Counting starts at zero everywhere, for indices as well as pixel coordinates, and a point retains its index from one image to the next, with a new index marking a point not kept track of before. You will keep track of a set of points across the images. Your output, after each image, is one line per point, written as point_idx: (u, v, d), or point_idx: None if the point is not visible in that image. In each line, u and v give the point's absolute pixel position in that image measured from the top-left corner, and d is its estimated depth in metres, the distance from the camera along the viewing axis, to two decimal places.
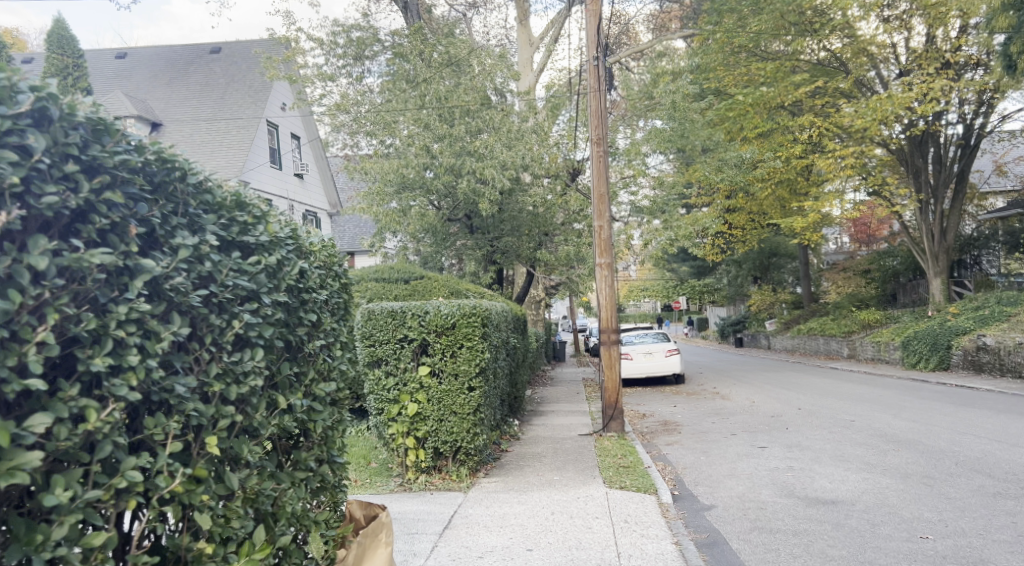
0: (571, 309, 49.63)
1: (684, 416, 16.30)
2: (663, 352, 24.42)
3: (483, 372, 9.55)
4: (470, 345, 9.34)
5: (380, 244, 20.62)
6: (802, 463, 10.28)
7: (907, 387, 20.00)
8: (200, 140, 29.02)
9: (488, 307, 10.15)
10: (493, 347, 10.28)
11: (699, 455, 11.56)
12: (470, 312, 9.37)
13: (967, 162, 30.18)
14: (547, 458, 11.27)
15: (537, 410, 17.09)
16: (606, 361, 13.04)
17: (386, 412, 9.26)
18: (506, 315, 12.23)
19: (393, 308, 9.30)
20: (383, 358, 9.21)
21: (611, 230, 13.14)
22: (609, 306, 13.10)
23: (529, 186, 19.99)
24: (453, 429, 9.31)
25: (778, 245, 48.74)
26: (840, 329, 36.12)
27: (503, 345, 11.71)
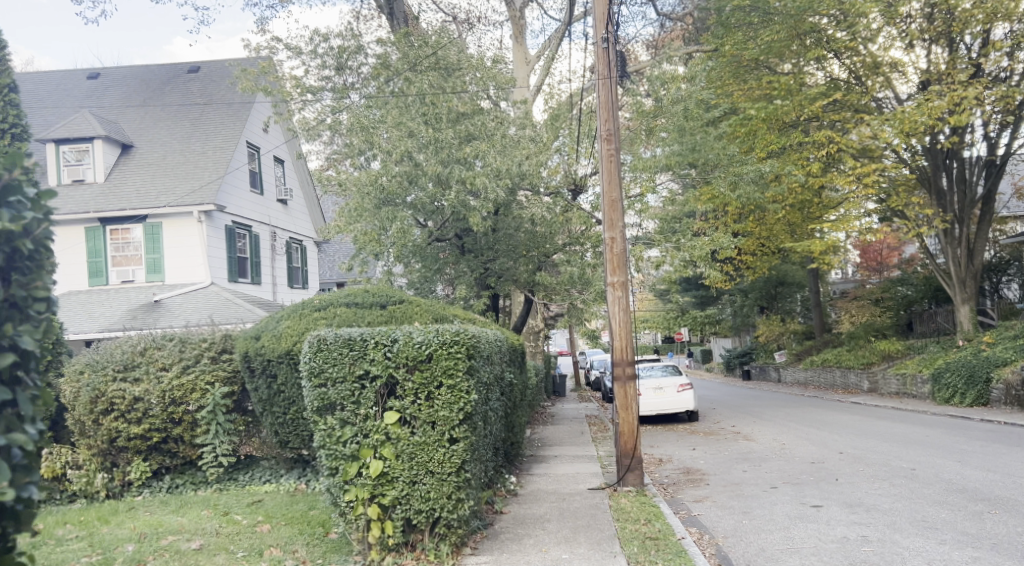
0: (571, 341, 47.33)
1: (709, 463, 14.02)
2: (674, 387, 22.21)
3: (469, 418, 7.41)
4: (451, 383, 7.21)
5: (360, 268, 18.51)
6: (877, 530, 8.04)
7: (951, 425, 17.81)
8: (174, 162, 27.23)
9: (477, 335, 8.05)
10: (482, 385, 8.15)
11: (740, 517, 9.31)
12: (452, 339, 7.26)
13: (991, 182, 28.59)
14: (550, 524, 9.03)
15: (537, 456, 14.87)
16: (620, 401, 10.86)
17: (341, 474, 7.07)
18: (499, 344, 10.10)
19: (351, 335, 7.17)
20: (338, 402, 7.09)
21: (625, 243, 11.11)
22: (623, 333, 10.95)
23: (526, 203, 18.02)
24: (430, 493, 7.11)
25: (785, 274, 46.81)
26: (857, 361, 33.90)
27: (496, 381, 9.55)
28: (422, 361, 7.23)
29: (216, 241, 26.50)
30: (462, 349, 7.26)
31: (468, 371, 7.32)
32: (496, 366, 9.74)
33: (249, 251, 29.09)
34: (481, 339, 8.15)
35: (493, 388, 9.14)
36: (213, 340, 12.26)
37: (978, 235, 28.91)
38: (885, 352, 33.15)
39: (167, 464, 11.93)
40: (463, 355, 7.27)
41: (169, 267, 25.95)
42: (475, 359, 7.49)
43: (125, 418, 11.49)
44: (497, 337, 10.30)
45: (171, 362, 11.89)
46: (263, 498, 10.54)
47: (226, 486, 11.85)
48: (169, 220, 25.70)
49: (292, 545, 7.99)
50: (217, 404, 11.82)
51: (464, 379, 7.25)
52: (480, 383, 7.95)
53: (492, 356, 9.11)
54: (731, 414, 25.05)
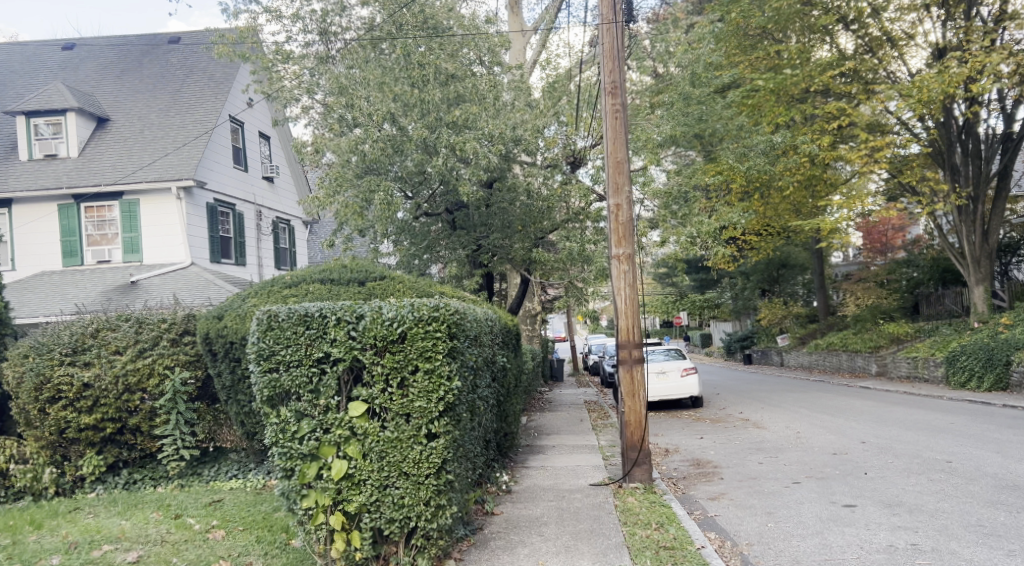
0: (569, 325, 46.23)
1: (719, 455, 12.88)
2: (678, 371, 21.08)
3: (451, 409, 6.20)
4: (429, 367, 5.98)
5: (344, 245, 17.31)
6: (928, 537, 6.89)
7: (975, 411, 16.70)
8: (151, 136, 25.82)
9: (463, 311, 6.83)
10: (468, 371, 6.95)
11: (763, 519, 8.18)
12: (429, 315, 6.01)
13: (1007, 158, 27.36)
14: (547, 529, 7.86)
15: (533, 447, 13.76)
16: (626, 387, 9.68)
17: (297, 476, 5.91)
18: (489, 323, 8.90)
19: (307, 311, 5.97)
20: (292, 390, 5.91)
21: (631, 210, 9.90)
22: (629, 312, 9.76)
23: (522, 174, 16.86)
24: (403, 500, 5.93)
25: (788, 255, 45.69)
26: (865, 345, 32.91)
27: (486, 365, 8.37)
28: (394, 342, 6.01)
29: (197, 220, 25.18)
30: (441, 327, 6.02)
31: (449, 353, 6.10)
32: (487, 347, 8.57)
33: (233, 230, 27.79)
34: (466, 315, 6.92)
35: (481, 372, 7.95)
36: (174, 321, 11.08)
37: (993, 213, 27.58)
38: (893, 335, 32.10)
39: (123, 457, 10.73)
40: (443, 333, 6.04)
41: (147, 247, 24.63)
42: (458, 338, 6.27)
43: (74, 408, 10.26)
44: (487, 316, 9.11)
45: (126, 346, 10.66)
46: (225, 496, 9.36)
47: (189, 481, 10.67)
48: (147, 197, 24.37)
49: (246, 559, 6.81)
50: (178, 392, 10.63)
51: (444, 363, 6.02)
52: (466, 366, 6.74)
53: (481, 334, 7.91)
54: (736, 400, 23.96)
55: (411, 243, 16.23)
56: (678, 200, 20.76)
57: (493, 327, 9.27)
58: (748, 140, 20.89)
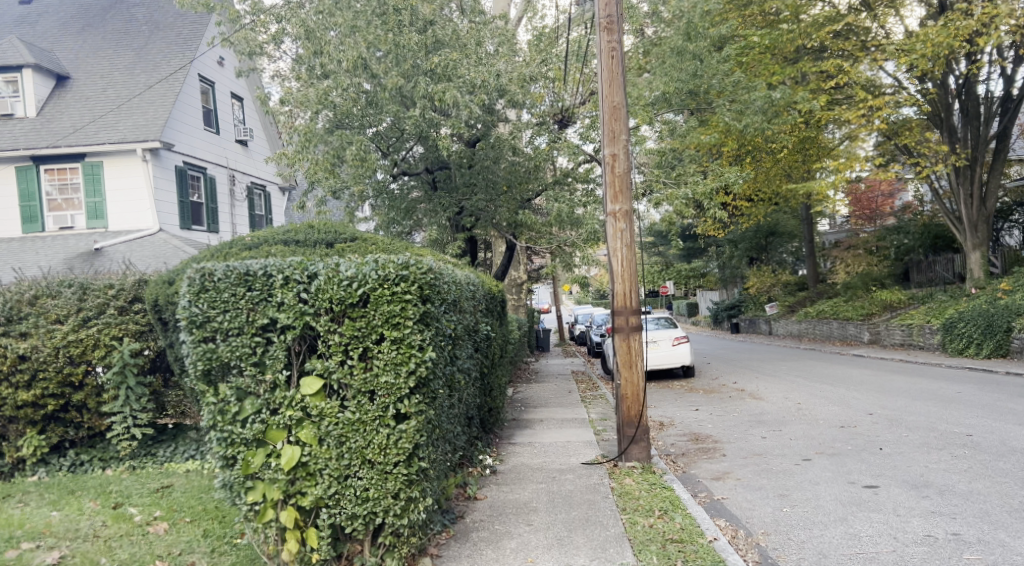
0: (555, 294, 45.35)
1: (717, 428, 12.07)
2: (669, 340, 20.28)
3: (426, 386, 5.20)
4: (398, 336, 4.94)
5: (317, 207, 16.17)
6: (969, 525, 6.08)
7: (980, 379, 16.05)
8: (114, 95, 24.23)
9: (441, 268, 5.79)
10: (447, 340, 5.93)
11: (777, 502, 7.34)
12: (397, 273, 4.96)
13: (1007, 119, 26.45)
14: (536, 515, 6.94)
15: (520, 422, 12.87)
16: (623, 357, 8.74)
17: (240, 465, 4.95)
18: (470, 287, 7.90)
19: (249, 269, 4.92)
20: (231, 363, 4.92)
21: (629, 162, 8.86)
22: (626, 275, 8.78)
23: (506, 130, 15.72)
24: (367, 493, 4.98)
25: (777, 223, 44.96)
26: (858, 312, 32.38)
27: (467, 333, 7.39)
28: (355, 305, 4.97)
29: (165, 183, 23.80)
30: (411, 287, 4.97)
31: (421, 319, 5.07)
32: (468, 311, 7.58)
33: (204, 195, 26.43)
34: (444, 274, 5.89)
35: (461, 340, 6.96)
36: (122, 287, 9.99)
37: (991, 176, 26.82)
38: (886, 303, 31.63)
39: (69, 437, 9.65)
40: (413, 294, 4.99)
41: (112, 213, 23.28)
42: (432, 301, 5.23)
43: (10, 382, 9.17)
44: (469, 280, 8.13)
45: (68, 314, 9.54)
46: (177, 480, 8.38)
47: (142, 463, 9.69)
48: (111, 159, 22.89)
49: (188, 558, 5.83)
50: (128, 365, 9.59)
51: (415, 331, 4.99)
52: (444, 334, 5.72)
53: (461, 297, 6.90)
54: (728, 369, 23.27)
55: (390, 205, 15.09)
56: (670, 161, 19.71)
57: (476, 291, 8.32)
58: (744, 97, 19.82)
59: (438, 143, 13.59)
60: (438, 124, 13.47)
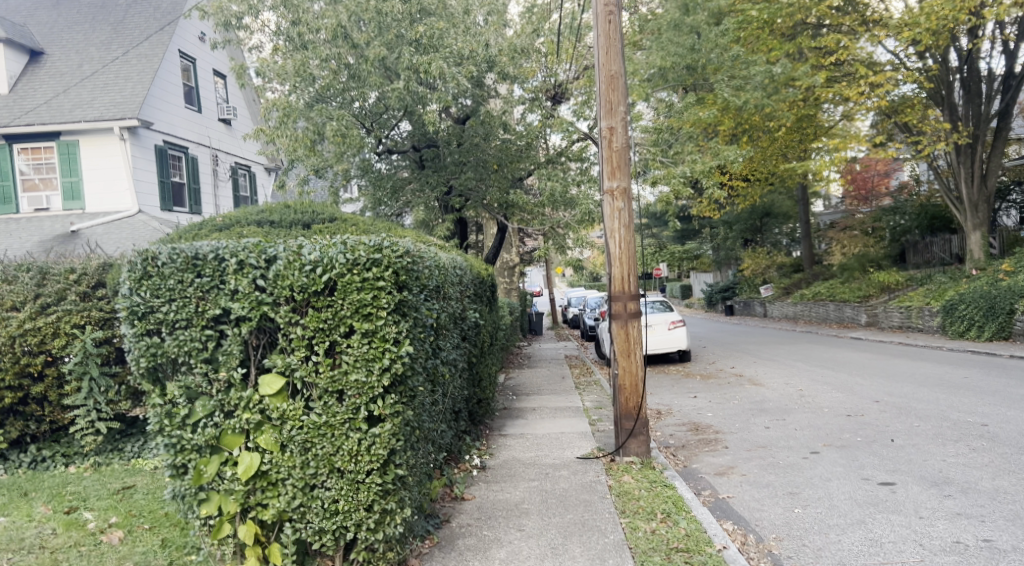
0: (548, 277, 44.77)
1: (717, 417, 11.56)
2: (665, 325, 19.76)
3: (403, 385, 4.58)
4: (370, 328, 4.30)
5: (298, 187, 15.50)
6: (1000, 530, 5.57)
7: (984, 363, 15.64)
8: (91, 71, 23.29)
9: (421, 251, 5.14)
10: (428, 330, 5.29)
11: (787, 502, 6.82)
12: (367, 256, 4.31)
13: (1009, 97, 25.78)
14: (528, 520, 6.38)
15: (512, 411, 12.32)
16: (620, 345, 8.17)
17: (191, 475, 4.35)
18: (455, 270, 7.29)
19: (198, 252, 4.30)
20: (178, 359, 4.30)
21: (627, 137, 8.22)
22: (623, 259, 8.17)
23: (496, 107, 15.10)
24: (335, 505, 4.39)
25: (772, 204, 44.42)
26: (854, 294, 31.98)
27: (453, 321, 6.79)
28: (320, 293, 4.34)
29: (145, 163, 22.96)
30: (385, 271, 4.33)
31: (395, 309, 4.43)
32: (454, 298, 6.98)
33: (186, 175, 25.60)
34: (424, 257, 5.25)
35: (446, 331, 6.34)
36: (85, 272, 9.33)
37: (992, 154, 26.28)
38: (883, 284, 31.26)
39: (29, 432, 8.98)
40: (386, 280, 4.35)
41: (89, 193, 22.43)
42: (409, 288, 4.59)
43: None
44: (456, 264, 7.52)
45: (24, 301, 8.90)
46: (142, 479, 7.79)
47: (109, 459, 9.11)
48: (87, 138, 22.02)
49: None
50: (90, 354, 8.96)
51: (389, 322, 4.36)
52: (424, 325, 5.09)
53: (445, 283, 6.26)
54: (725, 353, 22.80)
55: (376, 185, 14.41)
56: (666, 140, 19.08)
57: (462, 275, 7.71)
58: (743, 72, 19.15)
59: (425, 118, 12.92)
60: (425, 98, 12.76)
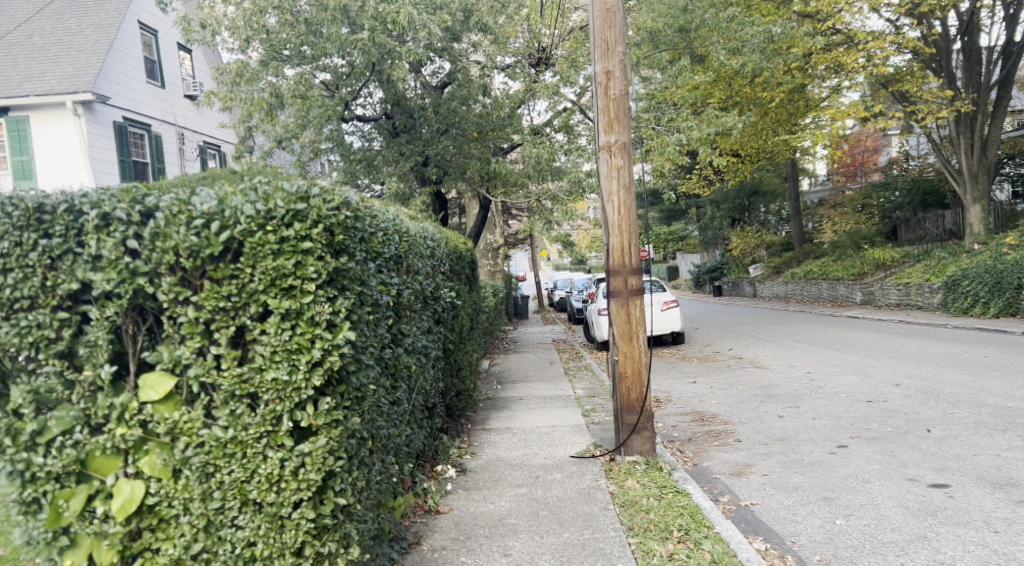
0: (533, 259, 43.52)
1: (723, 406, 10.47)
2: (658, 306, 18.66)
3: (344, 383, 3.38)
4: (291, 305, 3.07)
5: (259, 160, 14.13)
6: None
7: (999, 341, 14.74)
8: (40, 42, 21.57)
9: (368, 204, 3.91)
10: (381, 312, 4.09)
11: (825, 511, 5.71)
12: (285, 207, 3.08)
13: (1010, 64, 24.75)
14: (516, 540, 5.22)
15: (498, 403, 11.14)
16: (620, 327, 6.99)
17: (45, 518, 3.06)
18: (421, 237, 5.98)
19: (43, 202, 2.99)
20: (20, 355, 2.99)
21: (626, 80, 6.84)
22: (623, 227, 6.92)
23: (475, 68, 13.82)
24: (252, 552, 3.17)
25: (761, 181, 43.40)
26: (849, 272, 31.11)
27: (421, 299, 5.59)
28: (221, 258, 3.08)
29: (102, 141, 21.24)
30: (311, 227, 3.11)
31: (328, 280, 3.22)
32: (423, 271, 5.77)
33: (149, 154, 23.94)
34: (373, 212, 4.01)
35: (408, 311, 5.12)
36: None
37: (992, 123, 25.25)
38: (878, 261, 30.43)
39: None
40: (313, 240, 3.12)
41: (42, 173, 20.54)
42: (348, 252, 3.37)
43: None
44: (426, 233, 6.32)
45: None
46: None
47: None
48: (37, 113, 20.27)
49: None
50: None
51: (320, 297, 3.14)
52: (374, 302, 3.86)
53: (406, 253, 5.06)
54: (720, 334, 21.78)
55: (347, 156, 13.04)
56: (658, 108, 17.89)
57: (433, 246, 6.49)
58: (739, 32, 17.88)
59: (395, 76, 11.65)
60: (392, 50, 11.52)
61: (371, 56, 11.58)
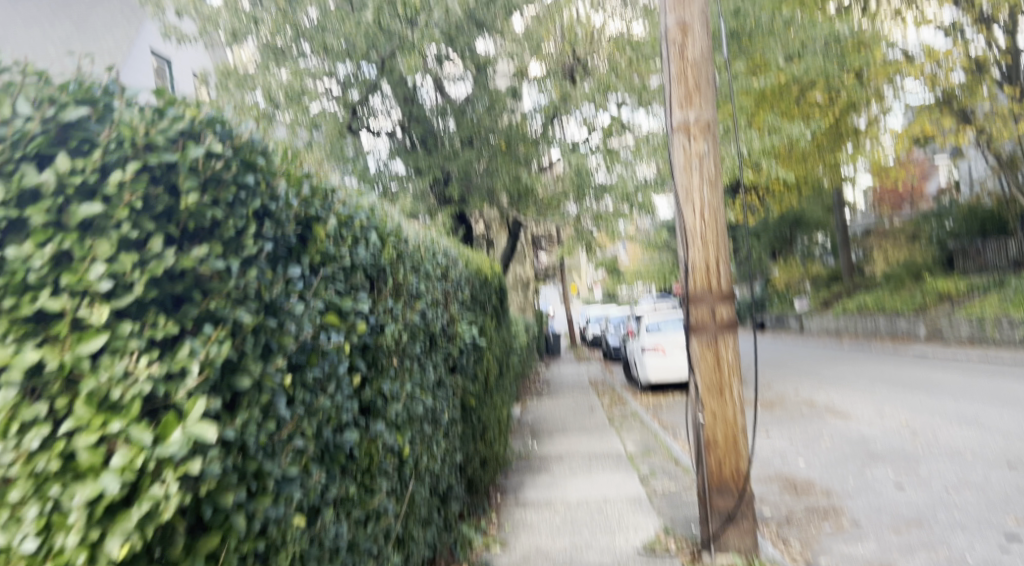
0: (565, 295, 41.30)
1: (815, 470, 8.38)
2: None
3: (218, 526, 1.87)
4: (46, 356, 1.59)
5: None
6: None
7: None
8: None
9: (298, 183, 2.45)
10: (328, 366, 2.51)
11: None
12: (33, 115, 1.66)
13: None
14: None
15: (536, 465, 9.13)
16: (708, 378, 5.05)
17: None
18: (420, 242, 4.02)
19: None
20: None
21: (708, 37, 4.97)
22: (710, 240, 4.98)
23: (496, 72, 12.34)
24: None
25: (803, 212, 41.13)
26: (909, 304, 28.65)
27: (426, 337, 3.89)
28: None
29: None
30: (95, 174, 1.71)
31: (153, 299, 1.80)
32: (430, 297, 4.04)
33: None
34: (310, 196, 2.49)
35: (402, 358, 3.39)
36: None
37: None
38: (941, 292, 27.97)
39: None
40: (110, 204, 1.73)
41: None
42: (209, 245, 1.97)
43: None
44: (437, 244, 4.61)
45: None
46: None
47: None
48: None
49: None
50: None
51: (124, 336, 1.69)
52: (305, 354, 2.33)
53: (398, 269, 3.37)
54: (777, 374, 19.58)
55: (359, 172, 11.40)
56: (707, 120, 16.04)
57: (446, 261, 4.77)
58: (798, 36, 16.13)
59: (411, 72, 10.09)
60: (399, 31, 10.09)
61: (374, 40, 10.23)
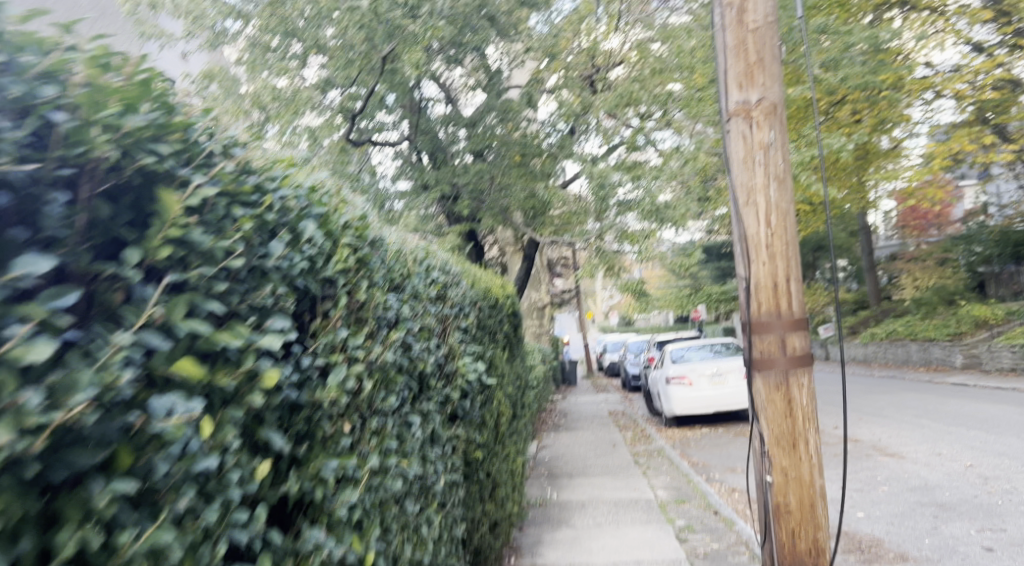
0: (580, 321, 40.08)
1: (878, 525, 7.19)
2: (740, 373, 14.99)
3: None
4: None
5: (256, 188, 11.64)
6: None
7: None
8: None
9: (36, 89, 1.35)
10: (174, 459, 1.49)
11: None
12: None
13: None
14: None
15: (555, 516, 8.01)
16: (776, 426, 3.98)
17: None
18: (399, 250, 3.03)
19: None
20: None
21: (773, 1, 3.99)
22: (777, 252, 3.95)
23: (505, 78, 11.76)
24: None
25: (827, 236, 39.85)
26: (944, 331, 27.18)
27: (405, 383, 2.87)
28: None
29: None
30: None
31: None
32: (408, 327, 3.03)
33: None
34: (77, 129, 1.39)
35: (358, 419, 2.40)
36: None
37: None
38: (977, 319, 26.51)
39: None
40: None
41: None
42: None
43: None
44: (426, 257, 3.57)
45: None
46: None
47: None
48: None
49: None
50: None
51: None
52: (100, 449, 1.32)
53: (344, 288, 2.38)
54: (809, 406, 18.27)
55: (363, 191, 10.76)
56: None
57: (441, 276, 3.72)
58: (830, 45, 15.15)
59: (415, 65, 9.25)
60: (400, 24, 9.32)
61: (371, 34, 9.40)
